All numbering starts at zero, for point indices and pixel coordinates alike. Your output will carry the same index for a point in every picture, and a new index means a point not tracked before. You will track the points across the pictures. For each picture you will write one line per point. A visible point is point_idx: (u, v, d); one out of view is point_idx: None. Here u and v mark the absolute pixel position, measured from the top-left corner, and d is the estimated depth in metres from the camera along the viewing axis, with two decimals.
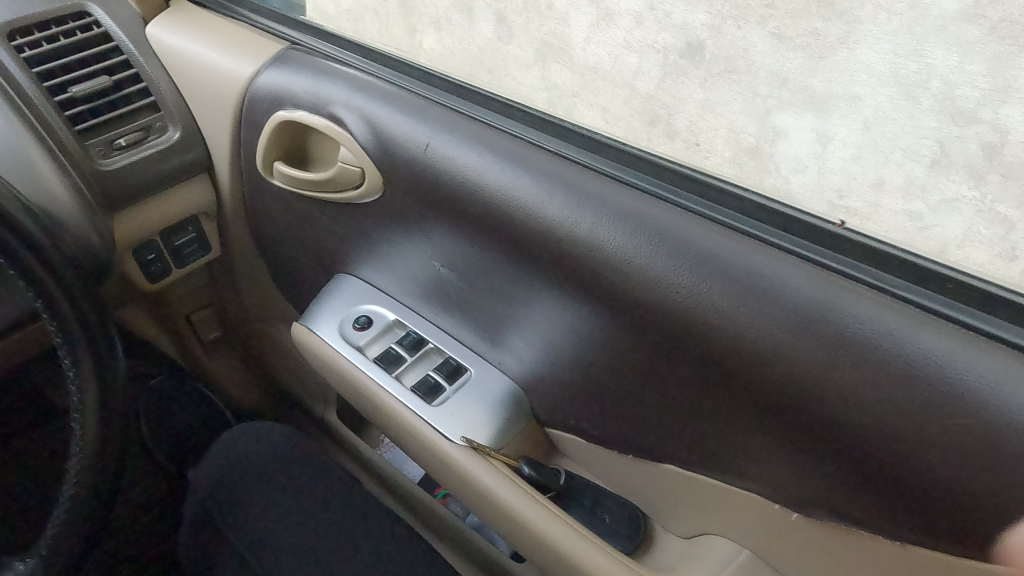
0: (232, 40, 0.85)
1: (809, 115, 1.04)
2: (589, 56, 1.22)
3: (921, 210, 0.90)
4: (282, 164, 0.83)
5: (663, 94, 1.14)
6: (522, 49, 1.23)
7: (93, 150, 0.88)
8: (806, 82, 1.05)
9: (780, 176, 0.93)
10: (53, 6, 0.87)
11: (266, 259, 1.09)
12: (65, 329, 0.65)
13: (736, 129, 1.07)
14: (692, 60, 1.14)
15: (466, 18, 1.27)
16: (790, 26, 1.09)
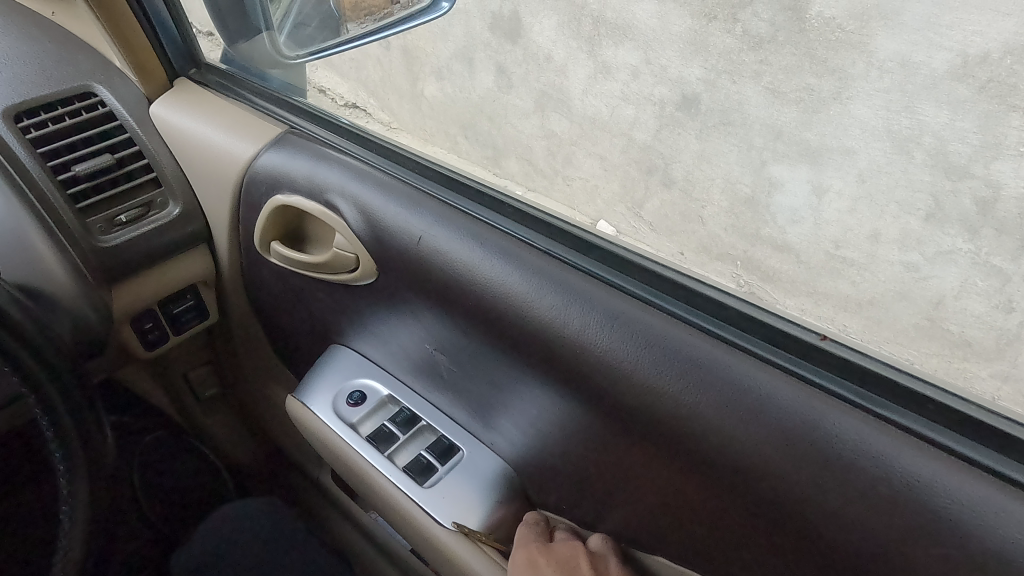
0: (234, 122, 0.87)
1: (802, 168, 1.30)
2: (589, 105, 1.93)
3: (923, 264, 1.06)
4: (280, 243, 0.85)
5: (661, 143, 1.69)
6: (525, 100, 2.01)
7: (93, 226, 0.89)
8: (801, 136, 1.33)
9: (777, 226, 1.38)
10: (60, 88, 0.89)
11: (263, 325, 1.10)
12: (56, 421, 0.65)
13: (735, 179, 1.58)
14: (687, 112, 1.58)
15: (465, 67, 2.05)
16: (775, 89, 1.37)
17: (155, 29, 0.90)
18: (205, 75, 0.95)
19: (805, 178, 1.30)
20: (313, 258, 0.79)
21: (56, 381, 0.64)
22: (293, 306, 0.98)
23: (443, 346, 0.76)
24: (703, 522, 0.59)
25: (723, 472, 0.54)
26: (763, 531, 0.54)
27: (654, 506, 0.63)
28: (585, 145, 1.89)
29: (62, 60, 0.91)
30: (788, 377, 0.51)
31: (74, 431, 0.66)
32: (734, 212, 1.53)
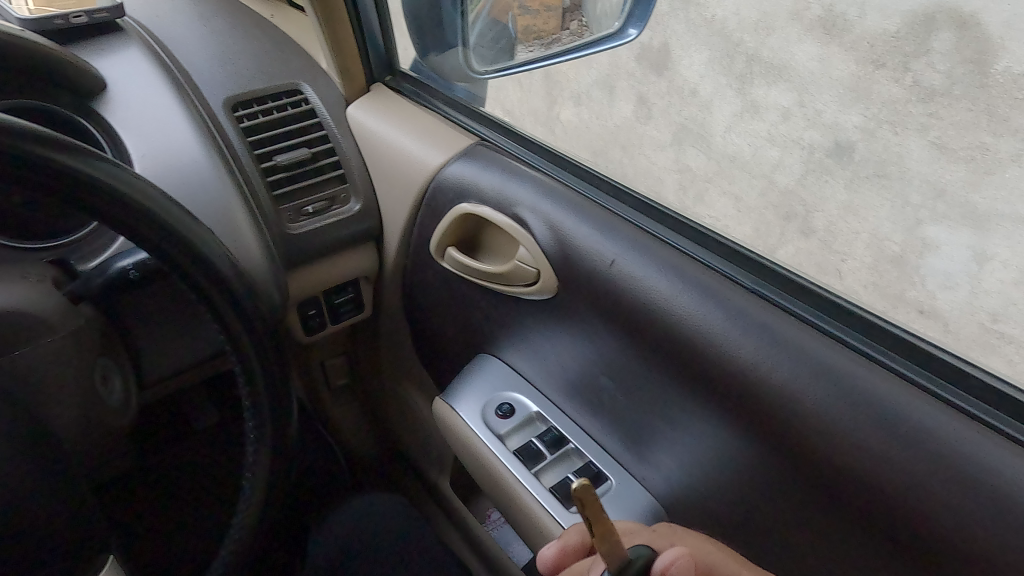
0: (428, 130, 0.91)
1: (963, 232, 0.73)
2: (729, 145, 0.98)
3: None
4: (456, 250, 0.87)
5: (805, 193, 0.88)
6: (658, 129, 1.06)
7: (285, 214, 0.95)
8: (967, 196, 0.72)
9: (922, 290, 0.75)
10: (271, 84, 0.96)
11: (411, 324, 1.13)
12: (254, 394, 0.67)
13: (880, 236, 0.83)
14: (840, 160, 0.83)
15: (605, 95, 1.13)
16: (952, 137, 0.72)
17: (364, 37, 0.96)
18: (401, 83, 1.00)
19: (965, 243, 0.74)
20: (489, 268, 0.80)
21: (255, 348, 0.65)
22: (446, 309, 1.01)
23: (614, 373, 0.75)
24: (776, 504, 0.62)
25: (813, 460, 0.57)
26: (851, 529, 0.57)
27: (791, 535, 0.62)
28: (722, 187, 0.97)
29: (278, 59, 0.99)
30: (938, 404, 0.51)
31: (267, 400, 0.67)
32: (874, 269, 0.79)
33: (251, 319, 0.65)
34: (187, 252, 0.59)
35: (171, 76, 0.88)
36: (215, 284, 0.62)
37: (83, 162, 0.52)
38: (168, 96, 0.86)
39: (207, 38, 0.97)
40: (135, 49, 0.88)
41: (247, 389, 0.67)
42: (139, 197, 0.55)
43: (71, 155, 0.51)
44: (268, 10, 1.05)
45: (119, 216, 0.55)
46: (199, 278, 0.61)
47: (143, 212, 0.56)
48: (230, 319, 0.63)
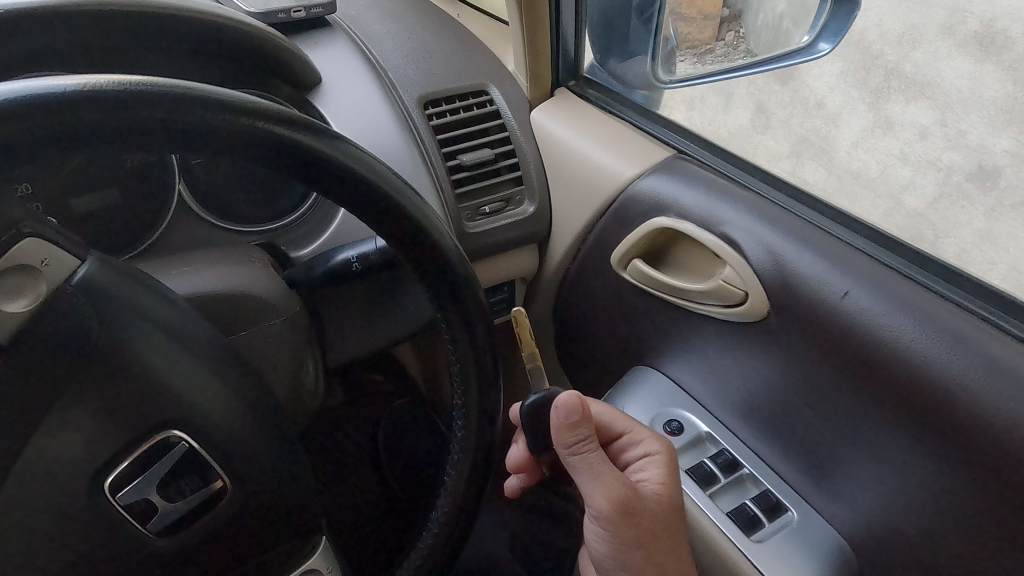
0: (619, 141, 0.91)
1: None
2: (852, 161, 0.86)
3: None
4: (641, 261, 0.87)
5: (935, 216, 0.77)
6: (775, 141, 0.91)
7: (463, 213, 0.95)
8: None
9: None
10: (461, 84, 0.97)
11: (559, 328, 1.12)
12: (466, 392, 0.67)
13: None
14: (982, 186, 0.77)
15: (721, 101, 0.98)
16: None
17: (558, 45, 0.97)
18: (586, 89, 1.02)
19: None
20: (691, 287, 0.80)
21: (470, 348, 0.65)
22: (608, 318, 1.01)
23: (811, 395, 0.74)
24: (996, 540, 0.60)
25: (991, 454, 0.59)
26: None
27: None
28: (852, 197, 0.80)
29: (467, 59, 1.00)
30: None
31: (479, 398, 0.66)
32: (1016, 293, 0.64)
33: (476, 317, 0.64)
34: (425, 245, 0.59)
35: (372, 68, 0.93)
36: (444, 277, 0.61)
37: (324, 142, 0.52)
38: (372, 90, 0.91)
39: (400, 35, 0.98)
40: (342, 42, 0.93)
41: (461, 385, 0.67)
42: (387, 185, 0.55)
43: (333, 144, 0.52)
44: (454, 10, 1.06)
45: (368, 202, 0.55)
46: (432, 272, 0.61)
47: (389, 201, 0.56)
48: (455, 317, 0.63)
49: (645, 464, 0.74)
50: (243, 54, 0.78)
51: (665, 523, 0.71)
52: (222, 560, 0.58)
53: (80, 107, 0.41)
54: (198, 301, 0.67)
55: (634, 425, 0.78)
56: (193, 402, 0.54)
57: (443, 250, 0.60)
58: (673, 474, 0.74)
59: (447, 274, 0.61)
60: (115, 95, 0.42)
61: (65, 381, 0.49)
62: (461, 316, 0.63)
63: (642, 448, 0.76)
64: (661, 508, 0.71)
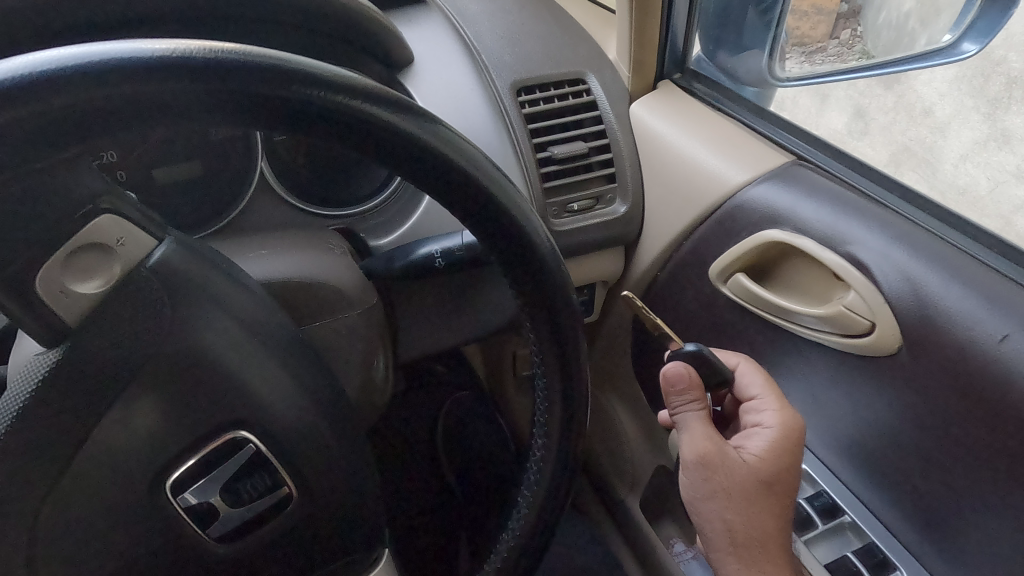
0: (730, 142, 0.83)
1: None
2: (960, 176, 0.73)
3: None
4: (746, 276, 0.80)
5: None
6: (874, 150, 0.77)
7: (549, 209, 0.89)
8: None
9: None
10: (558, 70, 0.90)
11: (640, 338, 1.05)
12: (550, 413, 0.58)
13: None
14: None
15: (815, 103, 0.85)
16: None
17: (665, 33, 0.89)
18: (693, 83, 0.94)
19: None
20: (803, 309, 0.72)
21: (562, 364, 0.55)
22: (698, 332, 0.93)
23: (943, 446, 0.64)
24: None
25: None
26: None
27: None
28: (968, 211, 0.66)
29: (567, 45, 0.93)
30: None
31: (564, 419, 0.57)
32: None
33: (571, 344, 0.55)
34: (523, 254, 0.51)
35: (466, 50, 0.88)
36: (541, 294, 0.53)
37: (420, 124, 0.45)
38: (465, 75, 0.86)
39: (497, 16, 0.93)
40: (437, 22, 0.89)
41: (544, 405, 0.58)
42: (490, 181, 0.48)
43: (436, 131, 0.45)
44: None
45: (467, 198, 0.48)
46: (527, 287, 0.52)
47: (492, 200, 0.48)
48: (547, 341, 0.54)
49: (757, 433, 0.67)
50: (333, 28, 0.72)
51: (751, 499, 0.65)
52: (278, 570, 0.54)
53: (168, 74, 0.37)
54: (273, 287, 0.64)
55: (771, 396, 0.69)
56: (264, 398, 0.50)
57: (544, 263, 0.52)
58: (784, 455, 0.65)
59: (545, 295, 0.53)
60: (204, 63, 0.38)
61: (133, 370, 0.45)
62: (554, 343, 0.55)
63: (763, 416, 0.68)
64: (750, 482, 0.65)
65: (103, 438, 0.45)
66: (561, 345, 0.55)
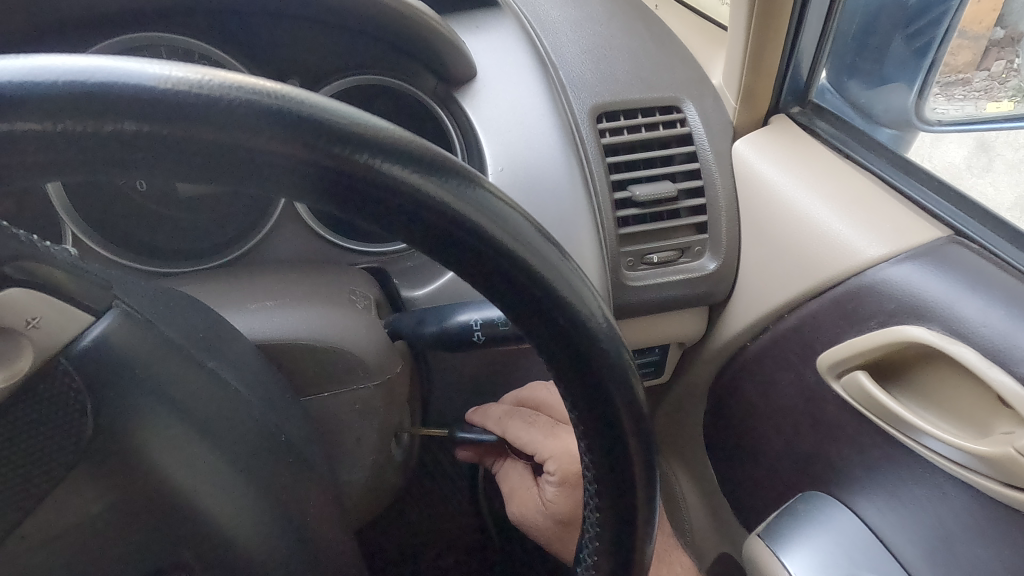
0: (863, 203, 0.66)
1: None
2: None
3: None
4: (867, 375, 0.66)
5: None
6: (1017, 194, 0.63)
7: (623, 259, 0.74)
8: None
9: None
10: (650, 95, 0.75)
11: (713, 413, 0.89)
12: (596, 556, 0.44)
13: None
14: None
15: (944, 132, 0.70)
16: None
17: (788, 59, 0.73)
18: (815, 120, 0.76)
19: None
20: (934, 432, 0.60)
21: (623, 511, 0.41)
22: (790, 420, 0.77)
23: None
24: None
25: None
26: None
27: None
28: None
29: (663, 65, 0.78)
30: None
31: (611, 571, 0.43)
32: None
33: (644, 502, 0.40)
34: (591, 380, 0.36)
35: (540, 64, 0.74)
36: (608, 432, 0.38)
37: (464, 197, 0.30)
38: (536, 92, 0.72)
39: (580, 25, 0.78)
40: (509, 29, 0.75)
41: (591, 543, 0.44)
42: (550, 276, 0.32)
43: (474, 201, 0.30)
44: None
45: (518, 299, 0.33)
46: (591, 418, 0.38)
47: (553, 303, 0.33)
48: (610, 488, 0.40)
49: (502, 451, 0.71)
50: (367, 20, 0.63)
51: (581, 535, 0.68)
52: None
53: (61, 112, 0.24)
54: (269, 348, 0.52)
55: (547, 430, 0.66)
56: (223, 519, 0.38)
57: (620, 394, 0.37)
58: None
59: (616, 435, 0.38)
60: (132, 95, 0.25)
61: (53, 487, 0.34)
62: (616, 493, 0.40)
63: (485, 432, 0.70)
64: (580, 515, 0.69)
65: None
66: (622, 491, 0.40)
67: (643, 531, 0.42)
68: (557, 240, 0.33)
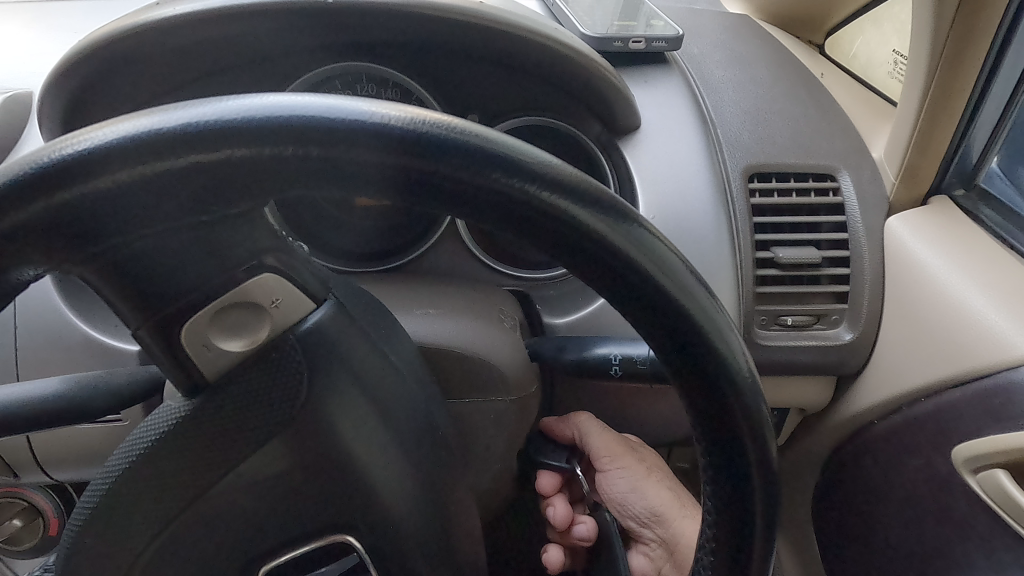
0: (1021, 296, 0.65)
1: None
2: None
3: None
4: (1009, 476, 0.63)
5: None
6: None
7: (757, 317, 0.75)
8: None
9: None
10: (806, 162, 0.76)
11: (827, 487, 0.87)
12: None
13: None
14: None
15: None
16: None
17: (958, 138, 0.72)
18: (980, 206, 0.74)
19: None
20: None
21: (737, 558, 0.42)
22: (914, 509, 0.74)
23: None
24: None
25: None
26: None
27: None
28: None
29: (822, 134, 0.79)
30: None
31: None
32: None
33: (757, 553, 0.42)
34: (726, 424, 0.38)
35: (701, 122, 0.77)
36: (733, 479, 0.40)
37: (638, 244, 0.34)
38: (692, 146, 0.75)
39: (743, 88, 0.82)
40: (675, 86, 0.79)
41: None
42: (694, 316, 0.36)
43: (645, 246, 0.34)
44: (817, 68, 0.89)
45: (666, 333, 0.36)
46: (720, 460, 0.40)
47: (695, 341, 0.36)
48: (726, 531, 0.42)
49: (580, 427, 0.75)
50: (541, 71, 0.69)
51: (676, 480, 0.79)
52: None
53: (343, 144, 0.31)
54: (426, 349, 0.58)
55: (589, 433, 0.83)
56: (385, 493, 0.44)
57: (751, 441, 0.39)
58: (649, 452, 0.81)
59: (740, 482, 0.40)
60: (398, 133, 0.31)
61: (264, 438, 0.41)
62: (732, 539, 0.42)
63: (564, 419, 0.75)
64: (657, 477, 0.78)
65: (210, 503, 0.41)
66: (738, 538, 0.42)
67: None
68: (714, 290, 0.37)
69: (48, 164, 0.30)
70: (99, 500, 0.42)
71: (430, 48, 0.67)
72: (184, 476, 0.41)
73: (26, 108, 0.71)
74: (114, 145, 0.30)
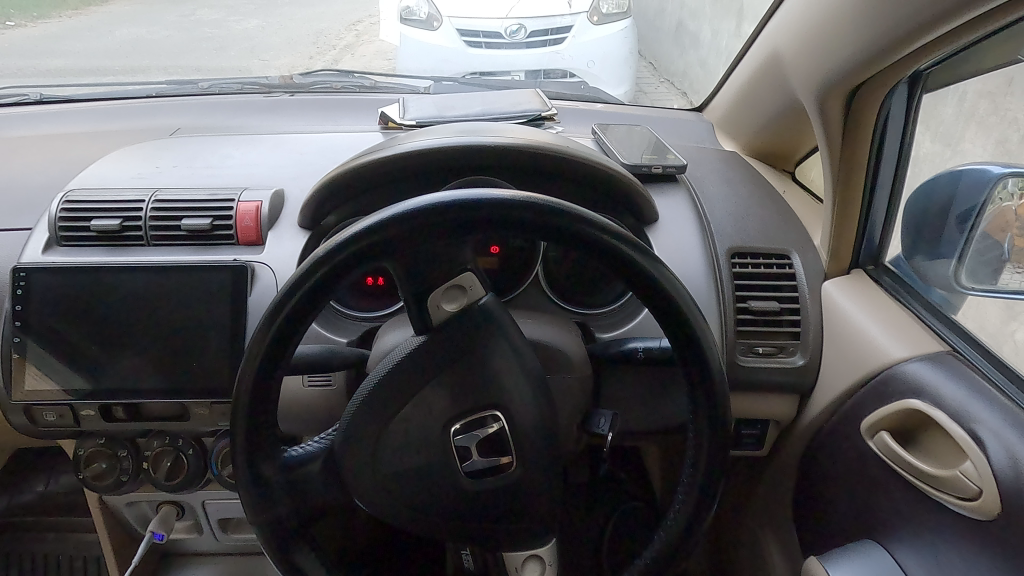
0: (901, 327, 1.02)
1: None
2: None
3: None
4: (888, 434, 0.98)
5: None
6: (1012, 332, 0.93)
7: (738, 346, 1.12)
8: None
9: None
10: (770, 246, 1.16)
11: (800, 482, 1.19)
12: (696, 449, 0.85)
13: None
14: None
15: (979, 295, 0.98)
16: None
17: (863, 233, 1.12)
18: (882, 275, 1.13)
19: None
20: (917, 463, 0.91)
21: (710, 419, 0.83)
22: (848, 482, 1.06)
23: None
24: None
25: None
26: None
27: None
28: None
29: (782, 230, 1.19)
30: None
31: (706, 460, 0.84)
32: None
33: (719, 417, 0.83)
34: (695, 349, 0.80)
35: (700, 220, 1.19)
36: (702, 377, 0.81)
37: (647, 261, 0.76)
38: (694, 235, 1.17)
39: (729, 200, 1.24)
40: (683, 197, 1.22)
41: (694, 442, 0.85)
42: (676, 299, 0.78)
43: (652, 263, 0.76)
44: (781, 188, 1.31)
45: (667, 310, 0.78)
46: (694, 369, 0.82)
47: (681, 313, 0.78)
48: (705, 419, 0.83)
49: None
50: (598, 186, 1.09)
51: None
52: (494, 507, 0.85)
53: (519, 209, 0.72)
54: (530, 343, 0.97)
55: None
56: (513, 397, 0.83)
57: (707, 359, 0.80)
58: None
59: (706, 381, 0.81)
60: (543, 207, 0.73)
61: (456, 359, 0.81)
62: (706, 412, 0.83)
63: None
64: None
65: (429, 390, 0.81)
66: (710, 407, 0.82)
67: (723, 435, 0.83)
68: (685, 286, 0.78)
69: (390, 217, 0.72)
70: (376, 386, 0.83)
71: (529, 173, 1.10)
72: (418, 374, 0.81)
73: (283, 199, 1.17)
74: (419, 207, 0.71)
